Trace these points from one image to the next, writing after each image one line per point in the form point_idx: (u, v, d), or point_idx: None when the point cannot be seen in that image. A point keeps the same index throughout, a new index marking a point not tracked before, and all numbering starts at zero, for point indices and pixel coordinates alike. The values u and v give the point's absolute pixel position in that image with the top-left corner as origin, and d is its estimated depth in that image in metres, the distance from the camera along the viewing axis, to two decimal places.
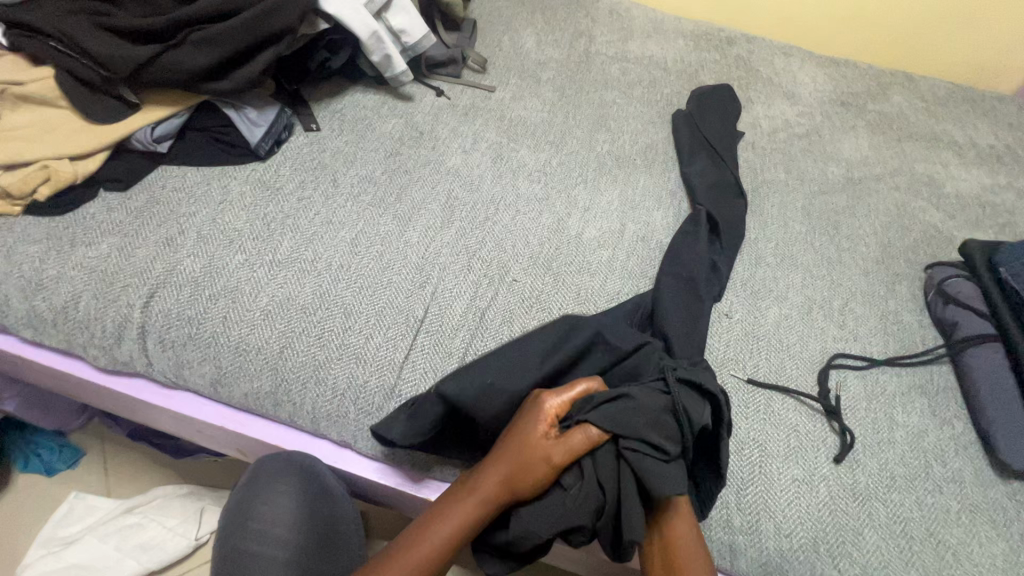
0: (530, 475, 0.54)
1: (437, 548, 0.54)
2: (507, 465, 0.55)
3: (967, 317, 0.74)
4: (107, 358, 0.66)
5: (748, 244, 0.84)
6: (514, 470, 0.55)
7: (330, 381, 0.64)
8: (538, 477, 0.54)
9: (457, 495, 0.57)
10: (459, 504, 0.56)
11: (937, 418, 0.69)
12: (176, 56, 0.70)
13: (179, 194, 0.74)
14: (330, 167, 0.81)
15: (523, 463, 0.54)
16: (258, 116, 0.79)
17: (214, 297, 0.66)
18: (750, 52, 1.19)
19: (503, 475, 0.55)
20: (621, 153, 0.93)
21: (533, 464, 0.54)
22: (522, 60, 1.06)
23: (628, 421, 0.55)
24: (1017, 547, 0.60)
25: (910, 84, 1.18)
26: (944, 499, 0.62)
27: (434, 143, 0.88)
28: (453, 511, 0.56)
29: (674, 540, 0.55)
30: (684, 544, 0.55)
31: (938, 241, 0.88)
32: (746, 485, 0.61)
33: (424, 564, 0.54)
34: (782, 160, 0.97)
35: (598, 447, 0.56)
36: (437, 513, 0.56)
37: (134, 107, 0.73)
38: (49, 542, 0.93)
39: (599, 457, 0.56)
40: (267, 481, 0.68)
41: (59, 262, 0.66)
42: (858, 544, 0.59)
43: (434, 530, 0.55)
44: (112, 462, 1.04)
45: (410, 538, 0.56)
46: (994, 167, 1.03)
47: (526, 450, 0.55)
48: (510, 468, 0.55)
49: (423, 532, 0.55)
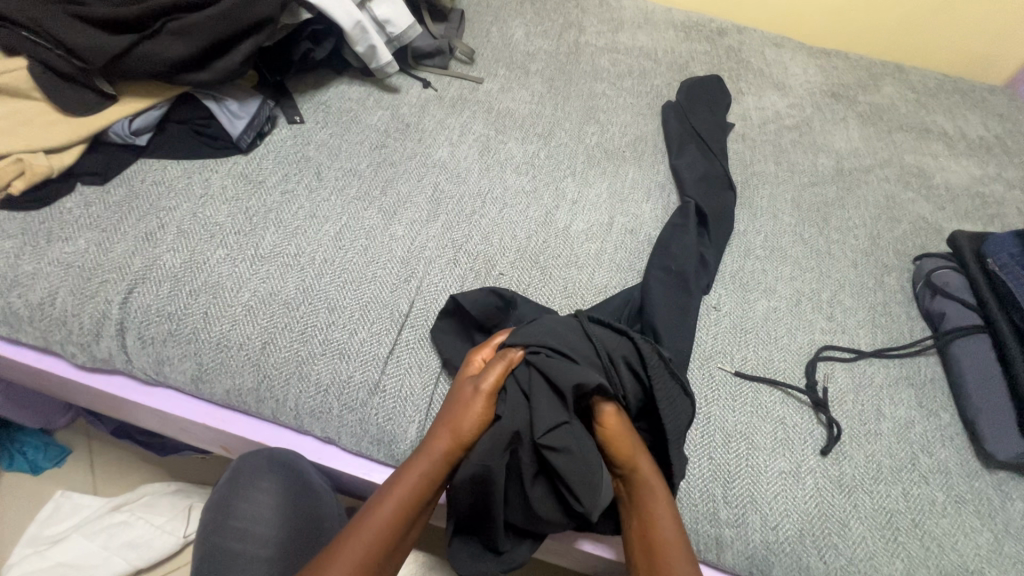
0: (467, 413, 0.56)
1: (396, 510, 0.54)
2: (445, 411, 0.58)
3: (955, 308, 0.74)
4: (86, 355, 0.65)
5: (737, 237, 0.83)
6: (452, 413, 0.57)
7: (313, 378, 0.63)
8: (475, 413, 0.56)
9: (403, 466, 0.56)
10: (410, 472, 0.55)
11: (924, 409, 0.69)
12: (154, 47, 0.69)
13: (159, 187, 0.72)
14: (315, 160, 0.80)
15: (460, 404, 0.57)
16: (240, 108, 0.78)
17: (194, 292, 0.65)
18: (741, 43, 1.18)
19: (443, 422, 0.57)
20: (610, 145, 0.92)
21: (467, 401, 0.57)
22: (510, 51, 1.05)
23: (536, 338, 0.60)
24: (1001, 537, 0.60)
25: (901, 75, 1.17)
26: (930, 490, 0.63)
27: (420, 135, 0.87)
28: (404, 475, 0.55)
29: (619, 444, 0.58)
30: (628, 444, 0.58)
31: (927, 232, 0.88)
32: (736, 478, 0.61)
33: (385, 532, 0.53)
34: (772, 152, 0.97)
35: (520, 373, 0.59)
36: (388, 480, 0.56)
37: (110, 99, 0.71)
38: (34, 542, 0.92)
39: (525, 380, 0.59)
40: (248, 479, 0.67)
41: (35, 258, 0.65)
42: (844, 536, 0.59)
43: (389, 499, 0.54)
44: (98, 460, 1.03)
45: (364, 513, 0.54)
46: (984, 158, 1.02)
47: (458, 390, 0.59)
48: (445, 416, 0.57)
49: (377, 501, 0.54)
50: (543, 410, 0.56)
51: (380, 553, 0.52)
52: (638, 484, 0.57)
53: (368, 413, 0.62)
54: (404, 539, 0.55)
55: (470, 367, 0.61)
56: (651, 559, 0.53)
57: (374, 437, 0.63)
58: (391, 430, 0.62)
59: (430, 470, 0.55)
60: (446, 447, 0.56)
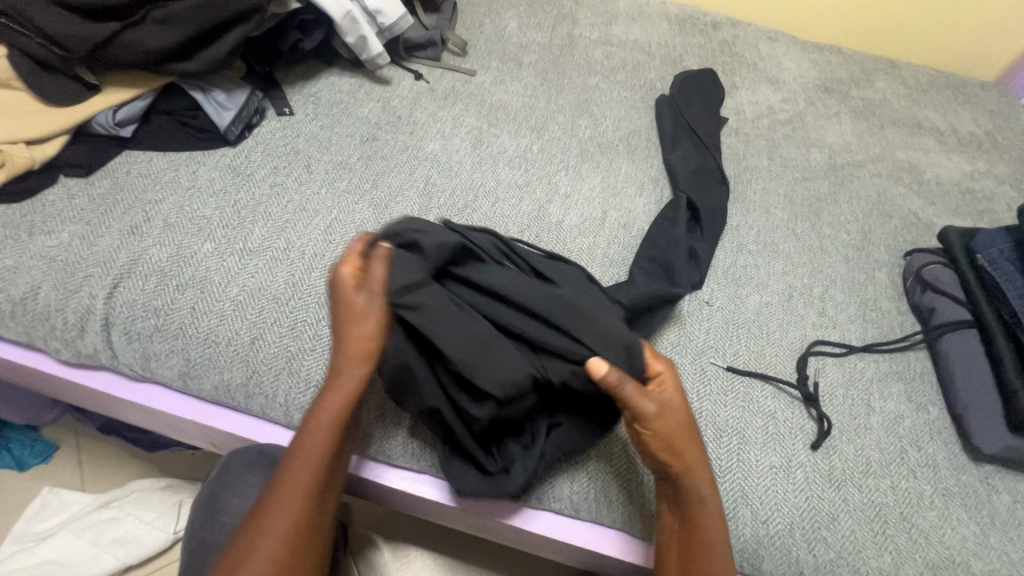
0: (367, 325, 0.55)
1: (320, 450, 0.54)
2: (343, 334, 0.55)
3: (944, 303, 0.75)
4: (70, 350, 0.64)
5: (729, 231, 0.83)
6: (349, 326, 0.55)
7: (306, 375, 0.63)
8: (366, 331, 0.55)
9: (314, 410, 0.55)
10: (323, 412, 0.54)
11: (913, 403, 0.69)
12: (137, 35, 0.67)
13: (145, 179, 0.71)
14: (304, 153, 0.79)
15: (357, 316, 0.55)
16: (227, 99, 0.76)
17: (181, 287, 0.64)
18: (735, 37, 1.18)
19: (346, 347, 0.55)
20: (603, 139, 0.91)
21: (356, 313, 0.55)
22: (503, 44, 1.04)
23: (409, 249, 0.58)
24: (987, 529, 0.61)
25: (893, 70, 1.17)
26: (918, 483, 0.63)
27: (412, 128, 0.86)
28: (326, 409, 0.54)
29: (665, 445, 0.55)
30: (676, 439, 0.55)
31: (918, 228, 0.89)
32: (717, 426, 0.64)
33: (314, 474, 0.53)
34: (765, 147, 0.96)
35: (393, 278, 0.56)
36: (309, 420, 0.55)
37: (94, 88, 0.70)
38: (21, 538, 0.91)
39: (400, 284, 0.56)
40: (237, 475, 0.67)
41: (17, 252, 0.64)
42: (833, 530, 0.59)
43: (309, 444, 0.53)
44: (86, 456, 1.02)
45: (294, 455, 0.54)
46: (974, 154, 1.03)
47: (347, 304, 0.55)
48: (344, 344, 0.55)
49: (305, 439, 0.54)
50: (423, 294, 0.56)
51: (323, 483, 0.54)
52: (684, 486, 0.55)
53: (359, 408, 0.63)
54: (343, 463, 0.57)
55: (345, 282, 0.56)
56: (687, 560, 0.53)
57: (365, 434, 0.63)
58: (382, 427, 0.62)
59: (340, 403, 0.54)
60: (365, 364, 0.55)
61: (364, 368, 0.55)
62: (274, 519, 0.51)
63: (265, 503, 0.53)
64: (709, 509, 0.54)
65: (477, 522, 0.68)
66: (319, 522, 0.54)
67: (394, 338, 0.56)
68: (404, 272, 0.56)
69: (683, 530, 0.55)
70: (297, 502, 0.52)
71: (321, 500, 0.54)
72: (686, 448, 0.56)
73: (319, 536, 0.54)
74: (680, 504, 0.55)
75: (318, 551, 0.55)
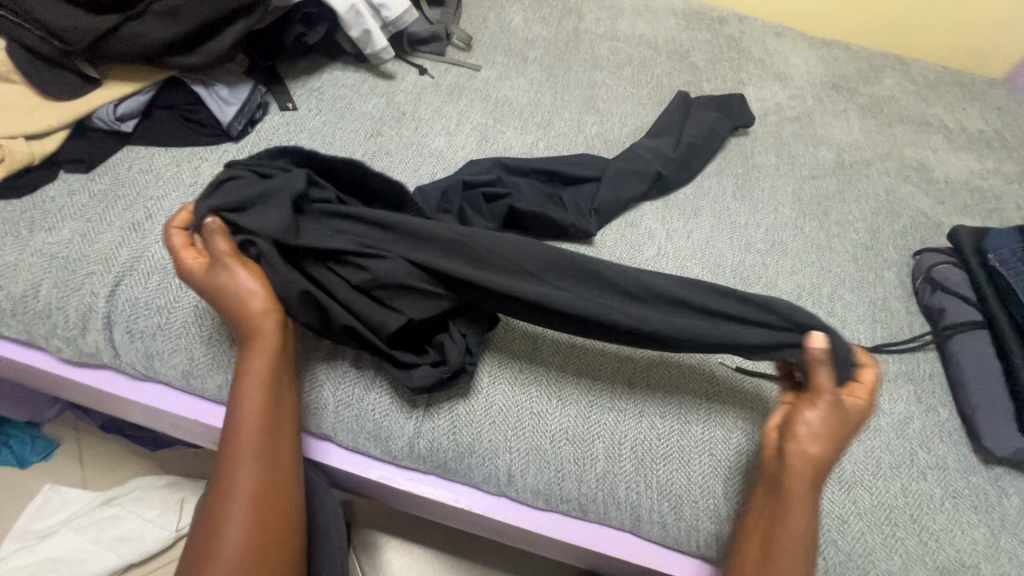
0: (249, 292, 0.55)
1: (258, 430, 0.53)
2: (229, 301, 0.55)
3: (954, 303, 0.74)
4: (72, 349, 0.63)
5: (737, 230, 0.82)
6: (228, 288, 0.55)
7: (304, 372, 0.62)
8: (246, 297, 0.55)
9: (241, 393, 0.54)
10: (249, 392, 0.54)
11: (923, 405, 0.69)
12: (139, 29, 0.66)
13: (146, 175, 0.70)
14: (308, 149, 0.78)
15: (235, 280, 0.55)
16: (230, 94, 0.75)
17: (184, 285, 0.63)
18: (742, 32, 1.16)
19: (238, 312, 0.55)
20: (610, 136, 0.90)
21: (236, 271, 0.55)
22: (508, 38, 1.02)
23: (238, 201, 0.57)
24: (997, 532, 0.60)
25: (902, 67, 1.16)
26: (928, 485, 0.63)
27: (417, 124, 0.85)
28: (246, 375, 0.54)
29: (819, 435, 0.53)
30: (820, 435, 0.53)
31: (927, 227, 0.88)
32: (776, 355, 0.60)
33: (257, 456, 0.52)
34: (773, 144, 0.95)
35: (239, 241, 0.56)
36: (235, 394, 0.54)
37: (94, 83, 0.68)
38: (23, 536, 0.91)
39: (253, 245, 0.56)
40: None
41: (17, 249, 0.63)
42: (843, 532, 0.59)
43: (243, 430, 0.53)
44: (87, 453, 1.01)
45: (234, 431, 0.53)
46: (983, 152, 1.02)
47: (216, 274, 0.55)
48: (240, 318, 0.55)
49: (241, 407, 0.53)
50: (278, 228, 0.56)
51: (269, 447, 0.54)
52: (793, 478, 0.53)
53: (362, 408, 0.62)
54: (286, 422, 0.56)
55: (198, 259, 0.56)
56: (767, 550, 0.52)
57: (371, 433, 0.62)
58: (387, 426, 0.61)
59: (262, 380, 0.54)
60: (267, 320, 0.55)
61: (272, 328, 0.55)
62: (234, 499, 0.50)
63: (223, 484, 0.51)
64: (801, 513, 0.52)
65: (484, 522, 0.67)
66: (288, 480, 0.54)
67: (276, 280, 0.55)
68: (250, 222, 0.56)
69: (769, 516, 0.53)
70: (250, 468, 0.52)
71: (280, 459, 0.54)
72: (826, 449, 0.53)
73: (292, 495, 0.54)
74: (779, 491, 0.53)
75: (296, 510, 0.54)
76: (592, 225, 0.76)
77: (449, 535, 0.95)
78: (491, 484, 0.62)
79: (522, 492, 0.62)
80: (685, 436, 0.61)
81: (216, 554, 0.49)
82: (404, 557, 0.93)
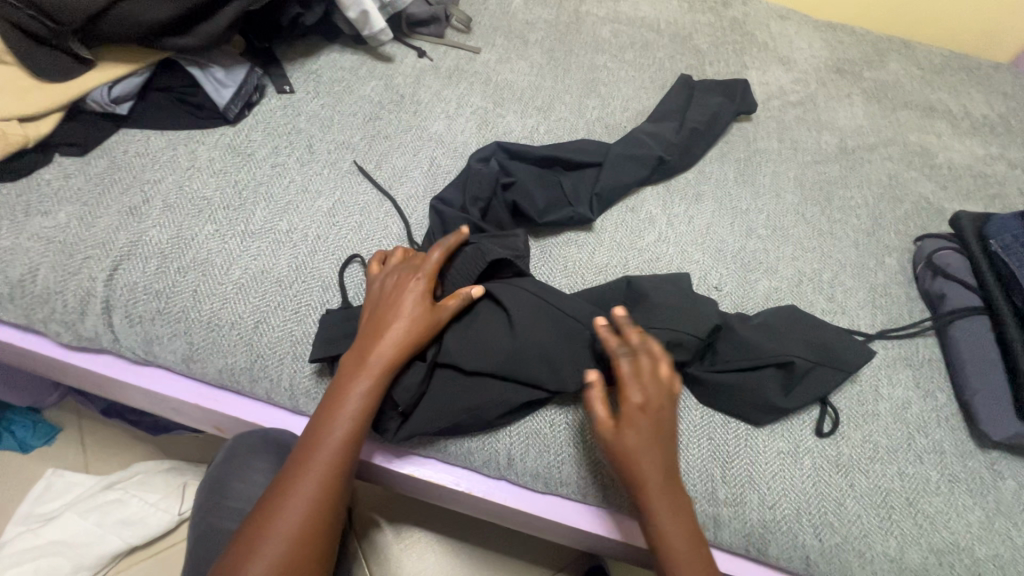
0: (401, 322, 0.56)
1: (341, 446, 0.52)
2: (383, 316, 0.56)
3: (955, 288, 0.74)
4: (70, 334, 0.63)
5: (739, 215, 0.82)
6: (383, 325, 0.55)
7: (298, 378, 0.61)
8: (405, 329, 0.55)
9: (344, 396, 0.53)
10: (354, 403, 0.53)
11: (921, 390, 0.69)
12: (133, 7, 0.64)
13: (142, 158, 0.69)
14: (306, 132, 0.77)
15: (400, 320, 0.56)
16: (226, 75, 0.74)
17: (183, 270, 0.63)
18: (746, 15, 1.15)
19: (381, 324, 0.56)
20: (611, 120, 0.89)
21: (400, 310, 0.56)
22: (509, 20, 1.01)
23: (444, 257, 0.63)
24: (992, 515, 0.61)
25: (907, 51, 1.15)
26: (924, 469, 0.63)
27: (416, 107, 0.84)
28: (340, 409, 0.53)
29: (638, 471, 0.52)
30: (622, 455, 0.52)
31: (929, 213, 0.87)
32: (778, 331, 0.66)
33: (331, 471, 0.51)
34: (776, 129, 0.94)
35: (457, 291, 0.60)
36: (322, 423, 0.52)
37: (88, 64, 0.67)
38: (27, 519, 0.91)
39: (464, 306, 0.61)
40: (240, 460, 0.63)
41: (13, 233, 0.62)
42: (840, 515, 0.60)
43: (328, 437, 0.52)
44: (89, 438, 1.02)
45: (316, 434, 0.52)
46: (987, 137, 1.01)
47: (403, 297, 0.57)
48: (375, 329, 0.56)
49: (322, 440, 0.51)
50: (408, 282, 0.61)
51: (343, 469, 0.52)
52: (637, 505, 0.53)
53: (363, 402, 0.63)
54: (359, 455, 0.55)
55: (422, 277, 0.58)
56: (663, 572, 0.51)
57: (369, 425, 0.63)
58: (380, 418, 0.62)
59: (364, 396, 0.53)
60: (394, 348, 0.55)
61: (392, 355, 0.55)
62: (296, 497, 0.49)
63: (284, 484, 0.50)
64: (670, 537, 0.51)
65: (484, 505, 0.67)
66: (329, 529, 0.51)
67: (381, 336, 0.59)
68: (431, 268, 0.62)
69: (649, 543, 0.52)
70: (304, 506, 0.49)
71: (332, 506, 0.51)
72: (632, 474, 0.52)
73: (329, 543, 0.50)
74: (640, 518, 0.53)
75: (326, 562, 0.50)
76: (593, 212, 0.75)
77: (450, 518, 0.96)
78: (491, 468, 0.63)
79: (521, 475, 0.62)
80: (684, 422, 0.63)
81: (262, 552, 0.47)
82: (404, 542, 0.90)
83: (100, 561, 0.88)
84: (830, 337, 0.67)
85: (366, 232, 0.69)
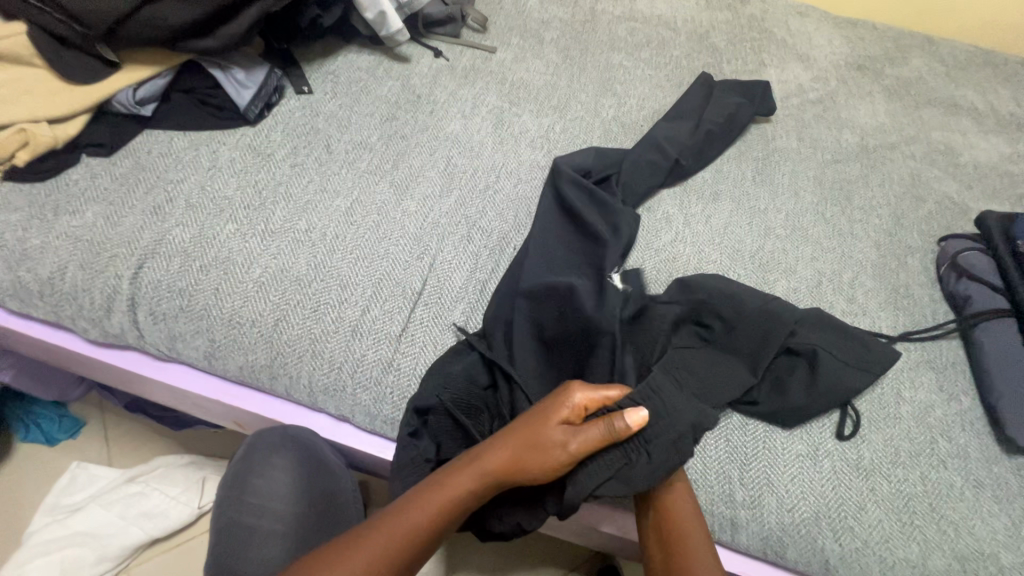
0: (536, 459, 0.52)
1: (421, 526, 0.51)
2: (527, 442, 0.52)
3: (980, 291, 0.72)
4: (97, 330, 0.65)
5: (758, 215, 0.81)
6: (529, 478, 0.52)
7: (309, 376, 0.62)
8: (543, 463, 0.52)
9: (452, 478, 0.53)
10: (454, 487, 0.52)
11: (944, 393, 0.68)
12: (156, 11, 0.65)
13: (165, 159, 0.71)
14: (324, 132, 0.78)
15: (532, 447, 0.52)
16: (247, 77, 0.75)
17: (205, 268, 0.64)
18: (764, 12, 1.13)
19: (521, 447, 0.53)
20: (627, 119, 0.89)
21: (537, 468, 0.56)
22: (524, 19, 1.01)
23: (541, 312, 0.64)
24: (1019, 522, 0.60)
25: (931, 46, 1.12)
26: (949, 474, 0.62)
27: (432, 107, 0.84)
28: (439, 490, 0.52)
29: None
30: None
31: (953, 213, 0.86)
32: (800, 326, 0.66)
33: (395, 547, 0.50)
34: (795, 127, 0.93)
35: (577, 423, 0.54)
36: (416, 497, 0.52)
37: (114, 66, 0.69)
38: (53, 510, 0.94)
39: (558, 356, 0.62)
40: (263, 456, 0.67)
41: (43, 231, 0.64)
42: (860, 519, 0.59)
43: (408, 512, 0.51)
44: (113, 432, 1.04)
45: (404, 503, 0.52)
46: (1014, 135, 0.99)
47: (546, 430, 0.52)
48: (519, 440, 0.53)
49: (402, 521, 0.51)
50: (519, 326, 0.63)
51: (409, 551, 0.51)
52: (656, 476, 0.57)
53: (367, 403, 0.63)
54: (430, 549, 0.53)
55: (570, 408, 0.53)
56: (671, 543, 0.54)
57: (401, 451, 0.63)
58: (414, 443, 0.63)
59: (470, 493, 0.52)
60: (507, 463, 0.52)
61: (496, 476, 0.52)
62: (356, 562, 0.49)
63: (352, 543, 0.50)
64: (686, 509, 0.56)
65: None
66: None
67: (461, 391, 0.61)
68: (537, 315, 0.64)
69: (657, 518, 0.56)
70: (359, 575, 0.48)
71: None
72: None
73: None
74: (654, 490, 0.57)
75: None
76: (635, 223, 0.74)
77: None
78: None
79: None
80: None
81: None
82: None
83: (123, 552, 0.91)
84: (854, 345, 0.66)
85: (386, 232, 0.70)
